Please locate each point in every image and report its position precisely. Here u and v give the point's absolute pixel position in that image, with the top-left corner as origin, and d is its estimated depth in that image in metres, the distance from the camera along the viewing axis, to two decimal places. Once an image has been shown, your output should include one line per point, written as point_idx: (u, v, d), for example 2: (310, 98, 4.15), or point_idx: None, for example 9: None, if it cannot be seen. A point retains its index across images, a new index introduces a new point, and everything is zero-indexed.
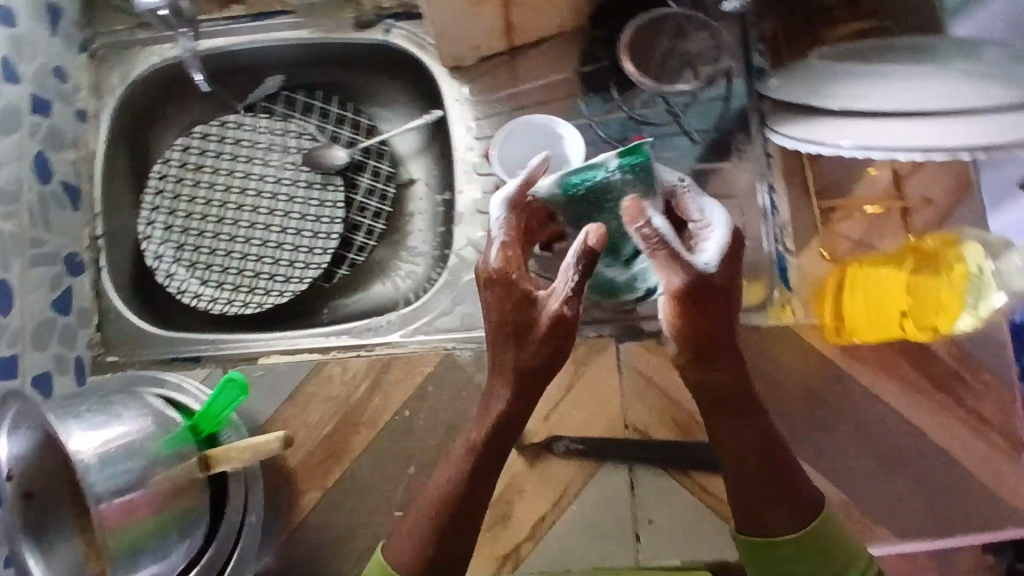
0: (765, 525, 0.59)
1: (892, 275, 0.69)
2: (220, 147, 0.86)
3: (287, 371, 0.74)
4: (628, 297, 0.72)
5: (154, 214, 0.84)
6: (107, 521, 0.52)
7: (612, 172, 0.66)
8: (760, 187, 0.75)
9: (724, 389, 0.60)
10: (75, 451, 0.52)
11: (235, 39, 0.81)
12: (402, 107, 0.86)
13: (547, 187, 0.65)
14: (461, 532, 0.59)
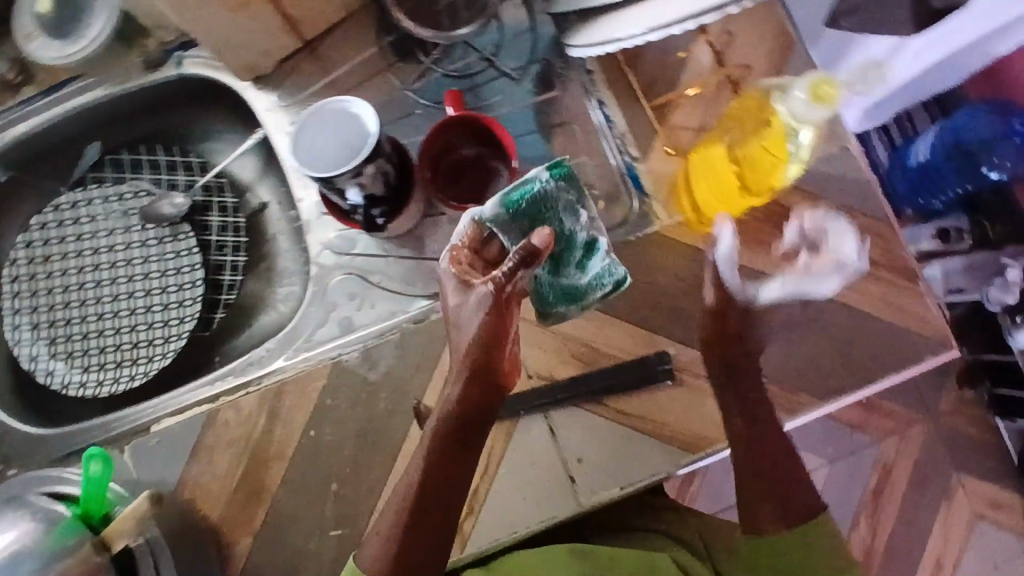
0: (755, 524, 0.64)
1: (720, 151, 0.68)
2: (60, 231, 0.83)
3: (182, 431, 0.71)
4: (595, 293, 0.66)
5: (17, 318, 0.81)
6: None
7: (547, 182, 0.61)
8: (591, 104, 0.74)
9: (740, 433, 0.66)
10: None
11: (34, 120, 0.78)
12: (229, 134, 0.84)
13: (494, 210, 0.59)
14: (422, 534, 0.58)
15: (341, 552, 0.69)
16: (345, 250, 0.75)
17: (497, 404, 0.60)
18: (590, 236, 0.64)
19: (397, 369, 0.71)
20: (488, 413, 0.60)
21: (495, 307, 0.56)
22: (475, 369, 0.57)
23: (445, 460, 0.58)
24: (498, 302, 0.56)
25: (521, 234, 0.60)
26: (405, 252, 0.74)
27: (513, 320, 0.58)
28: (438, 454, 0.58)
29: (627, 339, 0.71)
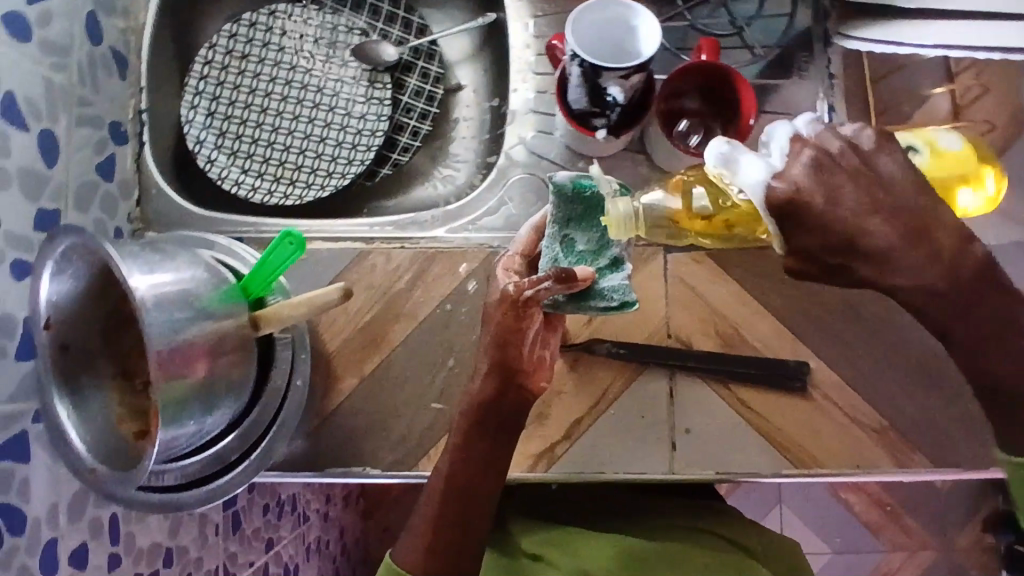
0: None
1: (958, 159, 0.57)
2: (267, 36, 0.84)
3: (329, 258, 0.72)
4: (597, 304, 0.61)
5: (197, 99, 0.82)
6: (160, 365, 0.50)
7: (614, 187, 0.61)
8: (822, 105, 0.73)
9: None
10: (132, 286, 0.50)
11: None
12: (455, 9, 0.85)
13: (563, 178, 0.59)
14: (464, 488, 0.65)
15: (433, 425, 0.70)
16: (542, 152, 0.74)
17: (525, 396, 0.64)
18: (616, 253, 0.62)
19: None
20: (514, 409, 0.65)
21: (506, 313, 0.60)
22: (491, 367, 0.63)
23: (455, 451, 0.64)
24: (509, 307, 0.60)
25: (567, 216, 0.60)
26: None
27: (531, 325, 0.61)
28: (467, 426, 0.64)
29: (772, 336, 0.71)
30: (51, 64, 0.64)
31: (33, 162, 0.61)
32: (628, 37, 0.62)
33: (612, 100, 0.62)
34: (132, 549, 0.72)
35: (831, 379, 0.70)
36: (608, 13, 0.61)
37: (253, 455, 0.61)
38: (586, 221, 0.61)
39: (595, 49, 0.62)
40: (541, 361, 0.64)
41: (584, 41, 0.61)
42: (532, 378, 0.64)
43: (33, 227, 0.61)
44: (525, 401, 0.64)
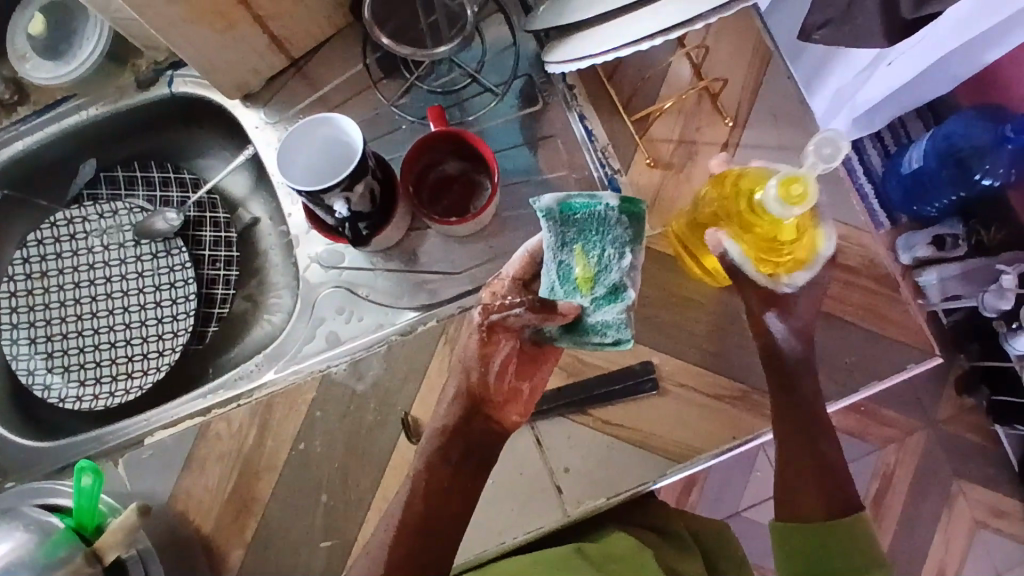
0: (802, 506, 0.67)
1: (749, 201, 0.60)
2: (55, 247, 0.84)
3: (173, 442, 0.72)
4: (590, 338, 0.59)
5: (13, 334, 0.83)
6: None
7: (612, 210, 0.56)
8: (573, 118, 0.75)
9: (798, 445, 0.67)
10: None
11: (15, 142, 0.80)
12: (222, 150, 0.86)
13: (549, 203, 0.55)
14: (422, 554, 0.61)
15: (330, 562, 0.70)
16: (335, 264, 0.76)
17: (495, 428, 0.65)
18: (621, 280, 0.57)
19: (384, 379, 0.72)
20: (485, 439, 0.64)
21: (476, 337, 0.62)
22: (467, 401, 0.64)
23: (442, 498, 0.63)
24: (483, 339, 0.62)
25: (561, 242, 0.56)
26: (392, 264, 0.75)
27: (493, 358, 0.63)
28: (449, 473, 0.63)
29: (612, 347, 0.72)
30: None
31: None
32: (342, 148, 0.64)
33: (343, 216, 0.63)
34: None
35: (679, 366, 0.71)
36: (315, 132, 0.63)
37: None
38: (586, 242, 0.57)
39: (310, 161, 0.65)
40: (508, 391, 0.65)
41: (296, 158, 0.63)
42: (503, 409, 0.65)
43: None
44: (491, 436, 0.64)
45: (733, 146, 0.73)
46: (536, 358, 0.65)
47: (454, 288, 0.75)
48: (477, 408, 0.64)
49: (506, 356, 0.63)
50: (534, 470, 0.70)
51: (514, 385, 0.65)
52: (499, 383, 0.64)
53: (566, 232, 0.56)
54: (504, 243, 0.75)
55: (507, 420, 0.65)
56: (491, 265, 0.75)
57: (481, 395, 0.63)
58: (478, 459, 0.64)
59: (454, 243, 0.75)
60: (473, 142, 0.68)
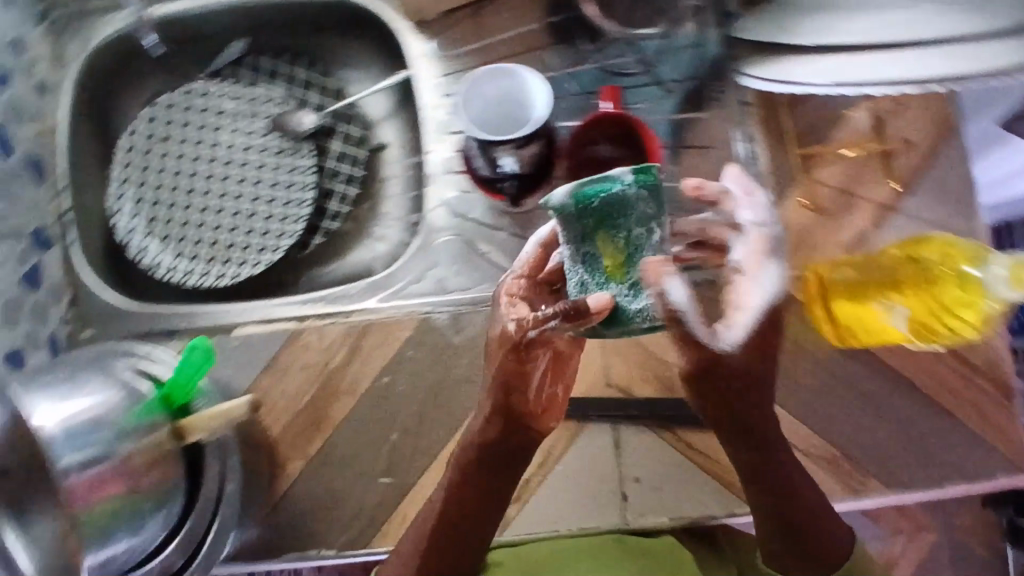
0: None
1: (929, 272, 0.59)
2: (185, 115, 0.83)
3: (263, 340, 0.73)
4: (637, 326, 0.55)
5: (122, 189, 0.81)
6: (76, 491, 0.50)
7: (628, 187, 0.50)
8: (736, 134, 0.72)
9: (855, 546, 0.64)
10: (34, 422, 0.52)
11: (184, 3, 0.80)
12: (369, 68, 0.84)
13: (559, 199, 0.51)
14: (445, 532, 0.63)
15: (383, 500, 0.70)
16: (462, 211, 0.74)
17: (534, 438, 0.64)
18: (637, 280, 0.53)
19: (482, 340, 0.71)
20: (522, 450, 0.64)
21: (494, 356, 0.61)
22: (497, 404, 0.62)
23: (445, 514, 0.62)
24: (502, 356, 0.60)
25: (580, 234, 0.53)
26: (518, 230, 0.73)
27: (532, 375, 0.61)
28: (479, 453, 0.63)
29: None
30: None
31: None
32: (522, 103, 0.62)
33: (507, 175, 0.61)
34: None
35: (776, 413, 0.70)
36: (498, 79, 0.62)
37: (194, 565, 0.60)
38: (606, 232, 0.52)
39: (489, 108, 0.63)
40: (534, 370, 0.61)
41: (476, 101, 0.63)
42: (543, 419, 0.64)
43: None
44: (529, 443, 0.64)
45: (890, 210, 0.71)
46: (566, 357, 0.64)
47: None
48: (508, 416, 0.62)
49: (542, 368, 0.62)
50: (603, 470, 0.70)
51: (550, 389, 0.64)
52: (534, 389, 0.62)
53: (625, 223, 0.51)
54: None
55: (541, 425, 0.64)
56: None
57: (520, 406, 0.62)
58: (505, 463, 0.64)
59: None
60: (645, 132, 0.65)
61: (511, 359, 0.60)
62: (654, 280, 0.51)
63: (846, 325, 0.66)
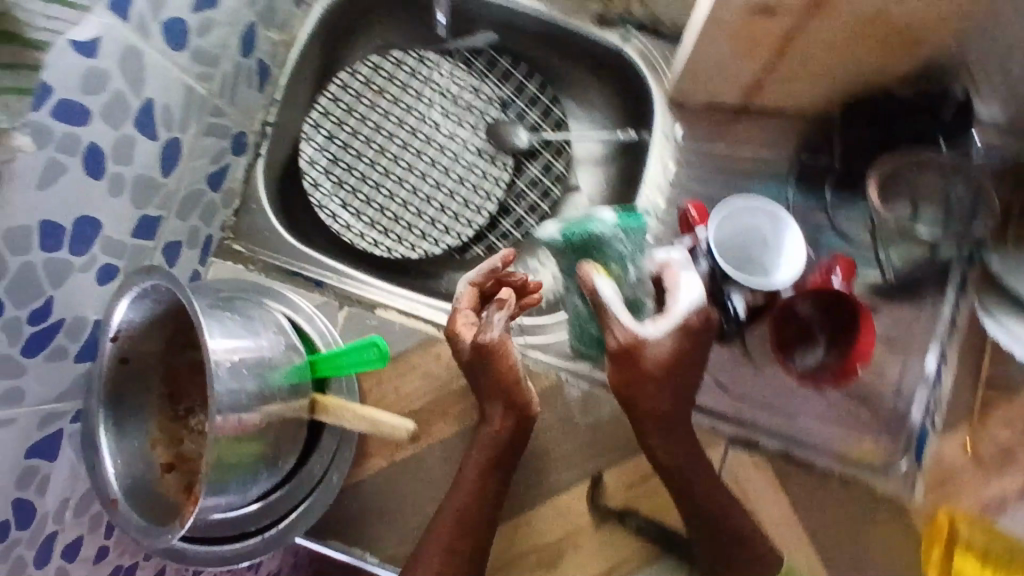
0: None
1: None
2: (408, 78, 0.82)
3: (400, 331, 0.72)
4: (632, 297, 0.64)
5: (322, 120, 0.80)
6: (221, 432, 0.49)
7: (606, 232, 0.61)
8: (932, 349, 0.71)
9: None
10: (210, 350, 0.49)
11: None
12: (597, 113, 0.81)
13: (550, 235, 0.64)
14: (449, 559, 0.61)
15: None
16: None
17: (514, 404, 0.64)
18: (640, 297, 0.63)
19: (604, 428, 0.70)
20: (516, 449, 0.65)
21: (474, 360, 0.64)
22: (505, 382, 0.64)
23: (474, 486, 0.63)
24: (464, 360, 0.64)
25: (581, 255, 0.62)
26: None
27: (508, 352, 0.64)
28: (494, 445, 0.64)
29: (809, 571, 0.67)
30: (199, 73, 0.62)
31: (152, 170, 0.60)
32: (770, 251, 0.61)
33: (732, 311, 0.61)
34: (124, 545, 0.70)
35: None
36: (763, 216, 0.61)
37: (267, 532, 0.58)
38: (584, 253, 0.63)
39: (734, 236, 0.62)
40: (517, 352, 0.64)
41: (730, 223, 0.61)
42: (510, 396, 0.64)
43: (131, 234, 0.60)
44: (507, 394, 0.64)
45: None
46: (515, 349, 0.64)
47: (715, 402, 0.70)
48: (499, 392, 0.64)
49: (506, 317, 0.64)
50: None
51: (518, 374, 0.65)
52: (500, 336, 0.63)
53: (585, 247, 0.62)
54: (786, 402, 0.70)
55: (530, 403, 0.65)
56: (761, 411, 0.70)
57: (503, 380, 0.64)
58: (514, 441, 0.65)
59: (746, 367, 0.71)
60: (864, 325, 0.64)
61: (484, 350, 0.63)
62: (665, 315, 0.59)
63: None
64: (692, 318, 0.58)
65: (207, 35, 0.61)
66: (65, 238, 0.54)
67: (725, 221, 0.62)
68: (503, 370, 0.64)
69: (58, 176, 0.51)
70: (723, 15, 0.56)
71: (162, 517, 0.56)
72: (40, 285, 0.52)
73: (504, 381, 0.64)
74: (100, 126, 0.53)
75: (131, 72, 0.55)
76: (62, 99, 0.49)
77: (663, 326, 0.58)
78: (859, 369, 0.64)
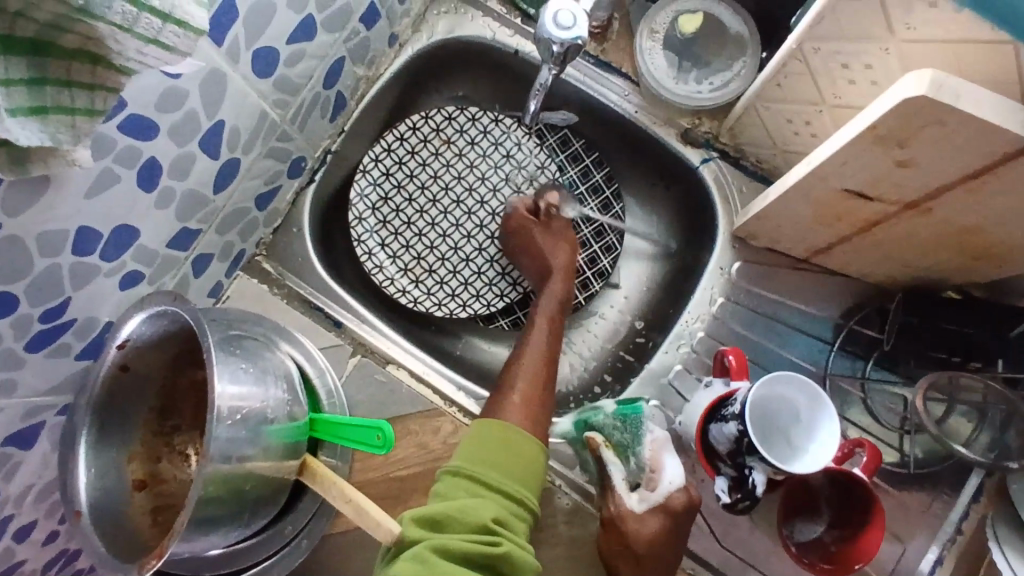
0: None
1: None
2: (479, 136, 0.80)
3: (406, 394, 0.70)
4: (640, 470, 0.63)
5: (384, 157, 0.78)
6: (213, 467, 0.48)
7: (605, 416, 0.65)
8: (933, 552, 0.68)
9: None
10: (217, 394, 0.48)
11: (570, 70, 0.75)
12: (658, 220, 0.80)
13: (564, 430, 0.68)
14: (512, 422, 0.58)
15: None
16: None
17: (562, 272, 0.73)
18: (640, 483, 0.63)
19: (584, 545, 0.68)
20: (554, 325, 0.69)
21: (525, 243, 0.75)
22: (548, 315, 0.69)
23: (530, 394, 0.61)
24: (521, 227, 0.75)
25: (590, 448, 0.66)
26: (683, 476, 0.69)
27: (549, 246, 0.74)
28: (535, 375, 0.64)
29: None
30: (276, 100, 0.61)
31: (204, 187, 0.59)
32: (796, 427, 0.59)
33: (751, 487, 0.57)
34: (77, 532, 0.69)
35: None
36: (804, 392, 0.58)
37: None
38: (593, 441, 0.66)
39: (767, 399, 0.59)
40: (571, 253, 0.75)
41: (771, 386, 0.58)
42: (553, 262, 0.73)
43: (166, 243, 0.59)
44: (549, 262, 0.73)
45: None
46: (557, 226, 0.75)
47: (702, 548, 0.68)
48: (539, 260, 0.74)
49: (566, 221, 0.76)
50: None
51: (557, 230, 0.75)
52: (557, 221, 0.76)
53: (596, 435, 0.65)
54: (776, 568, 0.68)
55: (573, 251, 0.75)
56: (747, 571, 0.68)
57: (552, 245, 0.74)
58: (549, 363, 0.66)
59: (741, 521, 0.68)
60: (875, 521, 0.61)
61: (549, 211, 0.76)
62: (650, 492, 0.61)
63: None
64: (678, 496, 0.60)
65: (295, 66, 0.60)
66: (100, 243, 0.52)
67: (765, 385, 0.58)
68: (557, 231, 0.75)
69: (109, 185, 0.50)
70: (816, 184, 0.55)
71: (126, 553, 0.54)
72: (62, 285, 0.51)
73: (559, 243, 0.74)
74: (163, 142, 0.52)
75: (209, 92, 0.53)
76: (134, 113, 0.48)
77: (648, 501, 0.60)
78: (855, 567, 0.61)
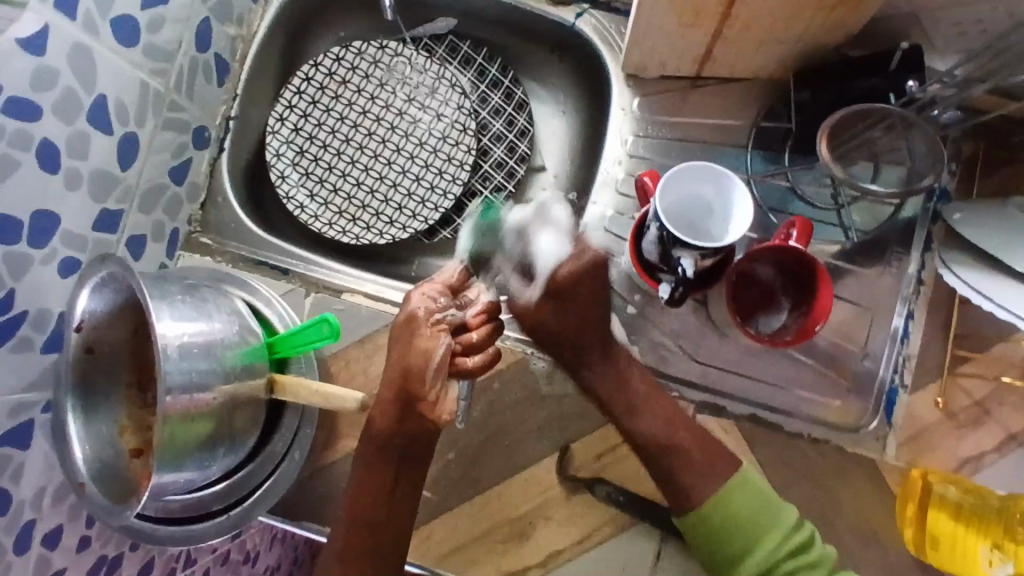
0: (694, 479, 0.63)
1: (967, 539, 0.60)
2: (370, 68, 0.83)
3: (365, 315, 0.72)
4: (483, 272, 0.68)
5: (287, 113, 0.81)
6: (169, 411, 0.50)
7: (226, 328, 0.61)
8: (899, 309, 0.70)
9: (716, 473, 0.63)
10: (159, 335, 0.50)
11: None
12: (560, 92, 0.82)
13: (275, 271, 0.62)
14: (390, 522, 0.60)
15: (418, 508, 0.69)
16: None
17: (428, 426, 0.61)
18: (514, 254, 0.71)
19: (572, 399, 0.71)
20: (416, 436, 0.62)
21: (404, 335, 0.62)
22: (391, 400, 0.61)
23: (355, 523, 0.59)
24: (403, 345, 0.62)
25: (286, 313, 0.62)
26: (645, 310, 0.72)
27: (433, 349, 0.61)
28: (374, 496, 0.60)
29: None
30: (152, 69, 0.64)
31: (108, 165, 0.62)
32: (718, 206, 0.61)
33: (682, 273, 0.59)
34: (107, 536, 0.68)
35: None
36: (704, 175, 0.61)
37: (232, 511, 0.61)
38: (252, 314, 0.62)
39: (686, 189, 0.61)
40: (446, 395, 0.62)
41: (675, 182, 0.60)
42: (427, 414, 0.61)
43: (92, 227, 0.62)
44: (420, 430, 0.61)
45: (1017, 442, 0.67)
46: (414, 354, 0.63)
47: (682, 370, 0.71)
48: (407, 405, 0.61)
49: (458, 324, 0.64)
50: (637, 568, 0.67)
51: (443, 381, 0.62)
52: (442, 349, 0.61)
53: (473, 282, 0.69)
54: (752, 366, 0.71)
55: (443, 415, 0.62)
56: (730, 378, 0.70)
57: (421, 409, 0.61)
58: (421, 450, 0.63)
59: (711, 334, 0.71)
60: (823, 281, 0.62)
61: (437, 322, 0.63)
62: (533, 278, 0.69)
63: (933, 537, 0.62)
64: (562, 272, 0.66)
65: (159, 32, 0.63)
66: (24, 231, 0.55)
67: (671, 183, 0.60)
68: (416, 380, 0.61)
69: (11, 171, 0.52)
70: None
71: (128, 497, 0.58)
72: (1, 277, 0.54)
73: (417, 387, 0.61)
74: (50, 121, 0.55)
75: (80, 67, 0.56)
76: (11, 95, 0.51)
77: (537, 287, 0.68)
78: (815, 329, 0.62)
